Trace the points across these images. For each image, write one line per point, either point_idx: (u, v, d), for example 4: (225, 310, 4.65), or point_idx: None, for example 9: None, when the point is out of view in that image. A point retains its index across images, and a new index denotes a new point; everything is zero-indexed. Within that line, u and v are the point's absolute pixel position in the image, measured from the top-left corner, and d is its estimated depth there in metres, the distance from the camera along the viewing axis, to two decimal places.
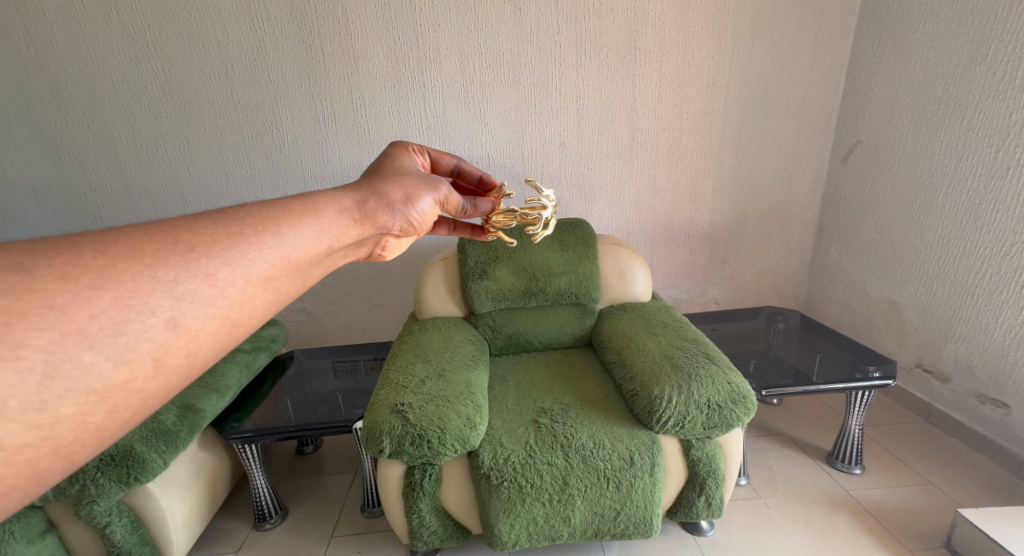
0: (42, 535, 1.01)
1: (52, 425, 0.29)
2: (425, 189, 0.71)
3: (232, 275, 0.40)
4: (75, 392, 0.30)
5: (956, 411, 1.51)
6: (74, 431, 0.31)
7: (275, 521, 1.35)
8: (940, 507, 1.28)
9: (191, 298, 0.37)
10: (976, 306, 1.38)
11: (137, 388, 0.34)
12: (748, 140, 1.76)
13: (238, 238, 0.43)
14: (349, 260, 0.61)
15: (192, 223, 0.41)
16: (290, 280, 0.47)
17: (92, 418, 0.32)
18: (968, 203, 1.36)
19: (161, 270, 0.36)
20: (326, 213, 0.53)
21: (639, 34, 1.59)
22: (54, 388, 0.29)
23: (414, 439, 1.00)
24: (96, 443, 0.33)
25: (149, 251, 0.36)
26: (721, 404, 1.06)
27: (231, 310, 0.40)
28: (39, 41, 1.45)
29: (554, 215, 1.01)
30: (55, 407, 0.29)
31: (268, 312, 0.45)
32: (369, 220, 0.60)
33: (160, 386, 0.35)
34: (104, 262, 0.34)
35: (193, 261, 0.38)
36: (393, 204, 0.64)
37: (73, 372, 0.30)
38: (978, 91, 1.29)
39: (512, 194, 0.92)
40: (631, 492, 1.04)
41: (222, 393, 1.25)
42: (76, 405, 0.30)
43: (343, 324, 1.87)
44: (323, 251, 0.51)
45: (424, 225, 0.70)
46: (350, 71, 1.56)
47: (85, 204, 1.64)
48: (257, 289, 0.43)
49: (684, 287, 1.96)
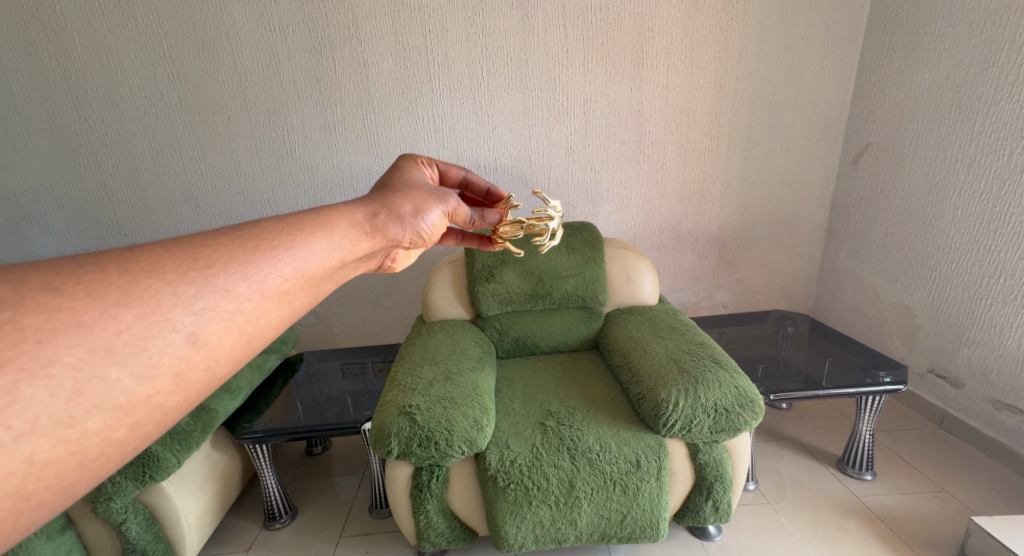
0: (62, 531, 1.03)
1: (80, 440, 0.31)
2: (433, 202, 0.72)
3: (249, 290, 0.42)
4: (101, 408, 0.32)
5: (971, 417, 1.49)
6: (99, 445, 0.32)
7: (285, 521, 1.37)
8: (953, 514, 1.26)
9: (210, 313, 0.38)
10: (990, 311, 1.36)
11: (159, 402, 0.35)
12: (756, 144, 1.75)
13: (254, 253, 0.44)
14: (360, 272, 0.62)
15: (210, 239, 0.43)
16: (304, 293, 0.48)
17: (116, 433, 0.33)
18: (980, 207, 1.34)
19: (182, 286, 0.37)
20: (338, 226, 0.55)
21: (646, 39, 1.60)
22: (82, 403, 0.31)
23: (422, 441, 1.01)
24: (120, 455, 0.34)
25: (171, 268, 0.38)
26: (729, 408, 1.06)
27: (248, 323, 0.42)
28: (62, 51, 1.50)
29: (560, 226, 1.01)
30: (82, 423, 0.31)
31: (283, 325, 0.47)
32: (380, 233, 0.61)
33: (180, 400, 0.37)
34: (127, 280, 0.35)
35: (213, 277, 0.40)
36: (403, 217, 0.65)
37: (99, 388, 0.32)
38: (991, 93, 1.28)
39: (519, 205, 0.94)
40: (638, 495, 1.04)
41: (235, 395, 1.28)
42: (102, 420, 0.32)
43: (352, 326, 1.89)
44: (335, 264, 0.53)
45: (432, 237, 0.72)
46: (360, 78, 1.59)
47: (104, 209, 1.69)
48: (272, 303, 0.44)
49: (692, 290, 1.95)
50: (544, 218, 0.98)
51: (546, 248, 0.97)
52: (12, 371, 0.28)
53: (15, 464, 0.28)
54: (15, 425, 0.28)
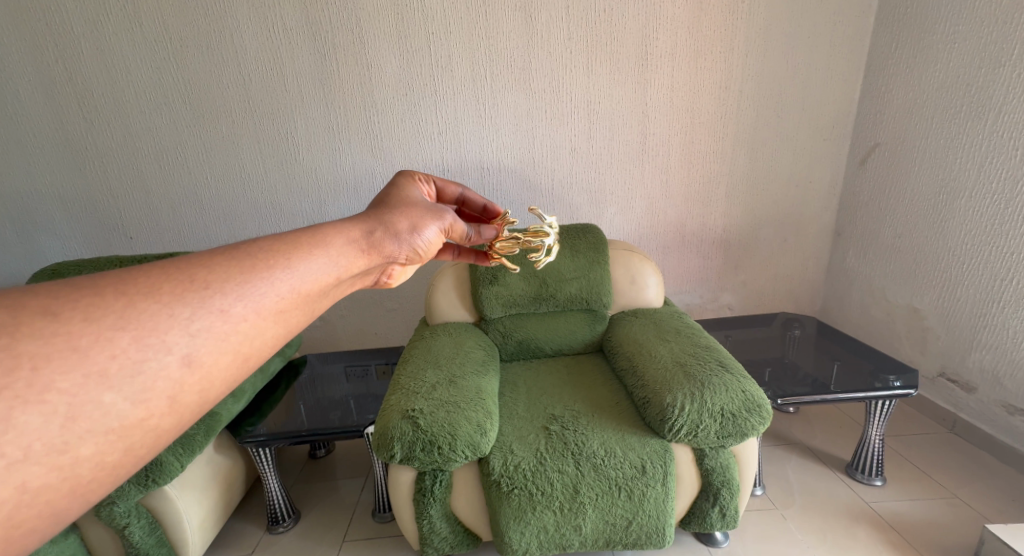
0: (65, 535, 1.03)
1: (72, 465, 0.31)
2: (430, 217, 0.71)
3: (244, 310, 0.41)
4: (95, 432, 0.32)
5: (982, 422, 1.46)
6: (92, 470, 0.32)
7: (288, 525, 1.36)
8: (965, 521, 1.24)
9: (205, 334, 0.38)
10: (1002, 314, 1.33)
11: (152, 425, 0.35)
12: (762, 144, 1.74)
13: (251, 273, 0.44)
14: (357, 287, 0.62)
15: (207, 258, 0.43)
16: (300, 312, 0.48)
17: (109, 457, 0.33)
18: (992, 208, 1.32)
19: (178, 307, 0.37)
20: (335, 243, 0.55)
21: (649, 39, 1.59)
22: (75, 429, 0.31)
23: (425, 446, 1.00)
24: (112, 478, 0.34)
25: (167, 289, 0.38)
26: (736, 413, 1.05)
27: (244, 344, 0.42)
28: (67, 54, 1.51)
29: (556, 242, 1.03)
30: (76, 449, 0.31)
31: (278, 343, 0.46)
32: (377, 250, 0.61)
33: (174, 421, 0.37)
34: (124, 302, 0.35)
35: (208, 297, 0.40)
36: (399, 234, 0.65)
37: (93, 413, 0.32)
38: (1004, 91, 1.26)
39: (515, 221, 0.94)
40: (644, 501, 1.03)
41: (238, 398, 1.27)
42: (95, 445, 0.32)
43: (355, 329, 1.89)
44: (331, 280, 0.52)
45: (429, 252, 0.71)
46: (362, 79, 1.58)
47: (109, 213, 1.70)
48: (267, 322, 0.44)
49: (697, 292, 1.93)
50: (540, 234, 0.98)
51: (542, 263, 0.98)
52: (6, 399, 0.28)
53: (7, 492, 0.28)
54: (7, 453, 0.28)
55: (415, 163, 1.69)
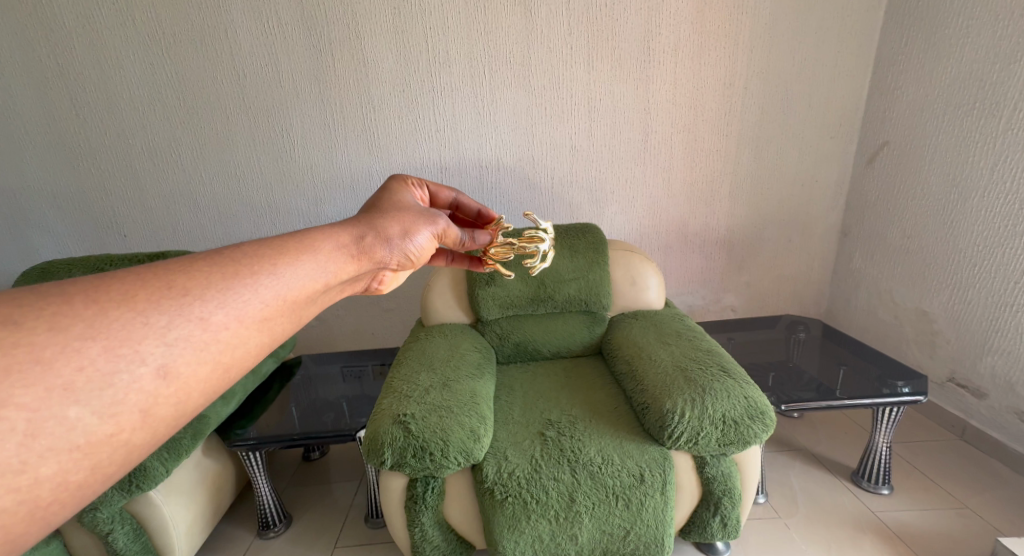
0: (46, 542, 1.00)
1: (31, 486, 0.29)
2: (423, 221, 0.68)
3: (225, 318, 0.39)
4: (57, 451, 0.30)
5: (993, 429, 1.42)
6: (53, 491, 0.30)
7: (279, 530, 1.34)
8: (976, 532, 1.20)
9: (183, 344, 0.36)
10: (1016, 317, 1.29)
11: (123, 440, 0.33)
12: (767, 142, 1.70)
13: (233, 279, 0.42)
14: (345, 295, 0.59)
15: (188, 264, 0.41)
16: (285, 319, 0.46)
17: (73, 477, 0.31)
18: (1006, 208, 1.28)
19: (154, 315, 0.36)
20: (323, 248, 0.52)
21: (653, 34, 1.55)
22: (36, 447, 0.29)
23: (416, 452, 0.97)
24: (76, 499, 0.32)
25: (143, 297, 0.36)
26: (739, 420, 1.01)
27: (225, 353, 0.39)
28: (60, 50, 1.48)
29: (552, 247, 1.00)
30: (35, 469, 0.29)
31: (261, 353, 0.44)
32: (367, 256, 0.58)
33: (147, 436, 0.35)
34: (95, 310, 0.33)
35: (187, 304, 0.38)
36: (391, 239, 0.62)
37: (56, 429, 0.30)
38: (1020, 88, 1.21)
39: (510, 227, 0.90)
40: (643, 510, 0.99)
41: (228, 400, 1.25)
42: (58, 464, 0.30)
43: (352, 329, 1.86)
44: (318, 288, 0.50)
45: (422, 258, 0.68)
46: (358, 75, 1.55)
47: (102, 211, 1.67)
48: (250, 330, 0.42)
49: (699, 293, 1.89)
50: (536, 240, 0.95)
51: (537, 270, 0.94)
52: None
53: None
54: None
55: (412, 162, 1.66)
